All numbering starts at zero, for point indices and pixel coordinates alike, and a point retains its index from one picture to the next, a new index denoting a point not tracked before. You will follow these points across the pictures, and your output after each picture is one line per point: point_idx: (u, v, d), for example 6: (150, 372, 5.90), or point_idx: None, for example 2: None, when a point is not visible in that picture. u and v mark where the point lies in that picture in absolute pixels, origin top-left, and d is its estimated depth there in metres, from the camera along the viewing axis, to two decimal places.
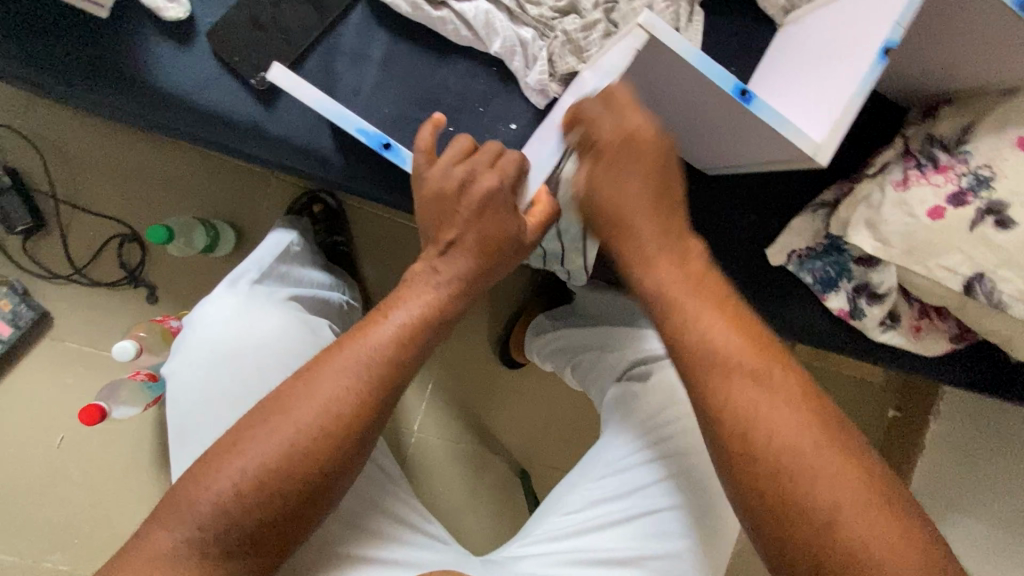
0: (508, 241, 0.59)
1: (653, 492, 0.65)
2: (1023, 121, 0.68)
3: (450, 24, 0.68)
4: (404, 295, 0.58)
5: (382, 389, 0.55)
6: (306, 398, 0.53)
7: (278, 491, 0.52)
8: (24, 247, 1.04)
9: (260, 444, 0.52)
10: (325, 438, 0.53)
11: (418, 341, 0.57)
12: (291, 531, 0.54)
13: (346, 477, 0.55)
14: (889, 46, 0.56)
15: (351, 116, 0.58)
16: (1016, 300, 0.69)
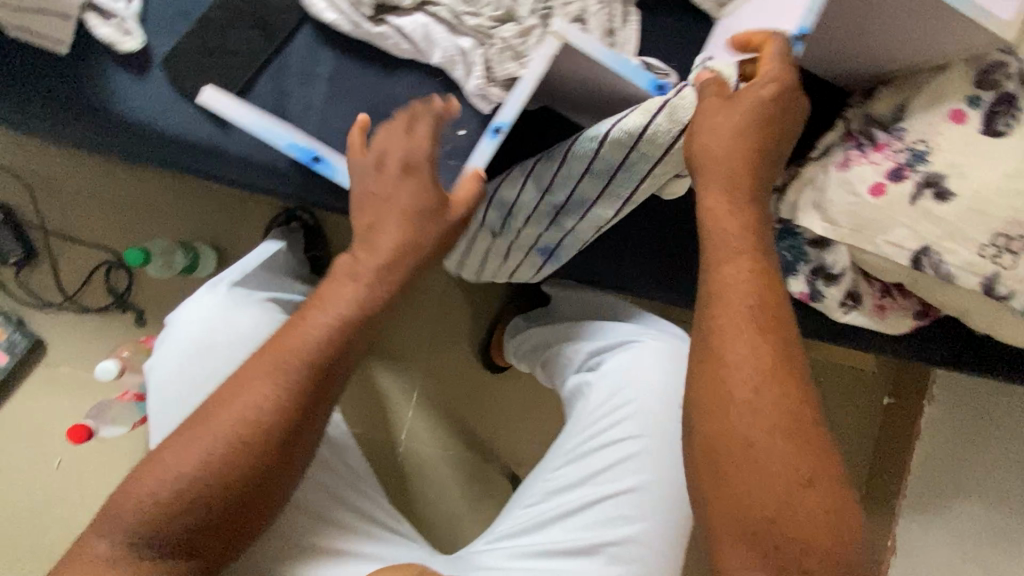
0: (425, 241, 0.61)
1: (610, 477, 0.66)
2: (952, 95, 0.69)
3: (391, 39, 0.71)
4: (321, 298, 0.61)
5: (300, 388, 0.58)
6: (229, 407, 0.57)
7: (203, 498, 0.55)
8: (18, 278, 1.09)
9: (189, 451, 0.56)
10: (244, 439, 0.56)
11: (336, 345, 0.59)
12: (227, 536, 0.57)
13: (278, 475, 0.58)
14: (802, 33, 0.58)
15: (282, 132, 0.62)
16: (962, 270, 0.70)
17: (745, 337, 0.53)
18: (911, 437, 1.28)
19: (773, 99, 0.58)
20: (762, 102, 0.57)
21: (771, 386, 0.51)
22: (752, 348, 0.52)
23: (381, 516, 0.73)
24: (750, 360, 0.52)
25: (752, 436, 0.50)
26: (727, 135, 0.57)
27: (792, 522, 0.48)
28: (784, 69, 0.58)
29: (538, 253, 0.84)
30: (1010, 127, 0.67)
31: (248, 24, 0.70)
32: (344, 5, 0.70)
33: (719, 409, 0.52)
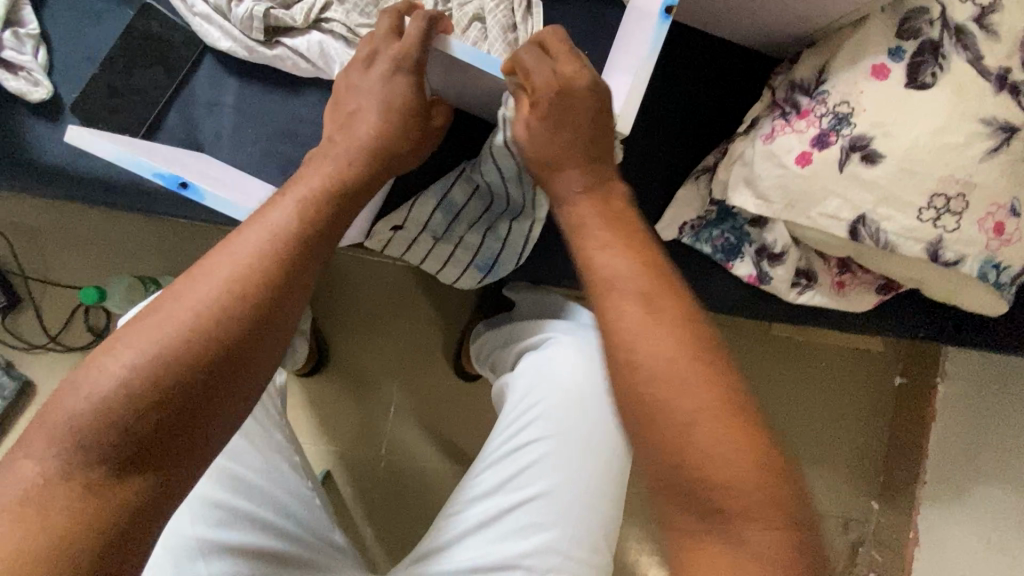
0: (362, 176, 0.57)
1: (523, 482, 0.67)
2: (871, 52, 0.65)
3: (289, 60, 0.72)
4: (258, 218, 0.51)
5: (248, 287, 0.47)
6: (144, 334, 0.45)
7: (114, 447, 0.42)
8: (4, 325, 1.07)
9: (90, 390, 0.43)
10: (179, 350, 0.44)
11: (282, 265, 0.49)
12: (138, 509, 0.42)
13: (222, 407, 0.46)
14: (670, 5, 0.58)
15: (147, 163, 0.60)
16: (901, 237, 0.65)
17: (637, 312, 0.49)
18: (925, 419, 1.16)
19: (545, 114, 0.57)
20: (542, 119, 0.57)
21: (669, 342, 0.48)
22: (643, 316, 0.49)
23: (315, 524, 0.68)
24: (645, 328, 0.48)
25: (667, 399, 0.47)
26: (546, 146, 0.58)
27: (714, 466, 0.45)
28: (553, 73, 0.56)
29: (477, 267, 0.80)
30: (935, 79, 0.63)
31: (151, 62, 0.73)
32: (238, 33, 0.71)
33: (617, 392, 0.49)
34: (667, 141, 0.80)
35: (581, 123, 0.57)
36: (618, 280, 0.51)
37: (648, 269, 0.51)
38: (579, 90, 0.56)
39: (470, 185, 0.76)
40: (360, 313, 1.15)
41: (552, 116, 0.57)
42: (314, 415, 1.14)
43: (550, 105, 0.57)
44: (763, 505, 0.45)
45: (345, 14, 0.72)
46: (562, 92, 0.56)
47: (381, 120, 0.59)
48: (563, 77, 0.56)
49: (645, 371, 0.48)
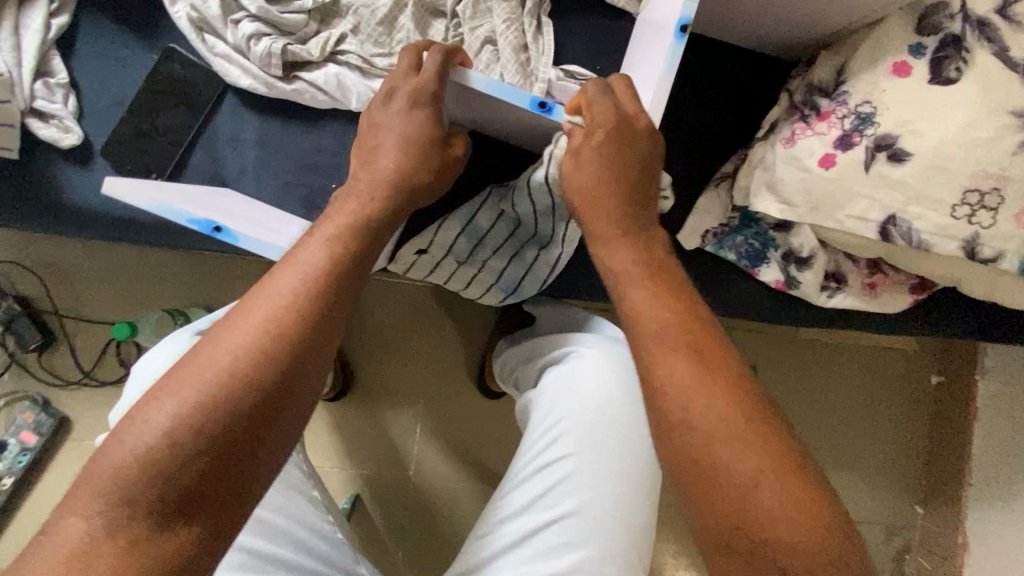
0: (386, 210, 0.57)
1: (557, 504, 0.66)
2: (890, 49, 0.64)
3: (307, 94, 0.73)
4: (293, 259, 0.52)
5: (286, 329, 0.48)
6: (185, 381, 0.45)
7: (158, 499, 0.42)
8: (40, 363, 1.09)
9: (135, 440, 0.43)
10: (222, 394, 0.45)
11: (316, 303, 0.49)
12: (185, 565, 0.42)
13: (265, 446, 0.46)
14: (685, 23, 0.57)
15: (181, 208, 0.60)
16: (934, 235, 0.63)
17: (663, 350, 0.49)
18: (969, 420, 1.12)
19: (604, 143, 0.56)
20: (597, 151, 0.57)
21: (699, 375, 0.47)
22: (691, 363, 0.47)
23: (342, 559, 0.67)
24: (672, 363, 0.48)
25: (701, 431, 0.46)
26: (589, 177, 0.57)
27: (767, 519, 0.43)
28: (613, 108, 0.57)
29: (500, 290, 0.81)
30: (960, 73, 0.61)
31: (175, 104, 0.75)
32: (257, 70, 0.73)
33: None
34: (685, 150, 0.79)
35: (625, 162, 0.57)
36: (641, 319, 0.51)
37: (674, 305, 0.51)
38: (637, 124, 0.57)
39: (495, 211, 0.76)
40: (382, 337, 1.16)
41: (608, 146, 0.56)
42: (339, 442, 1.14)
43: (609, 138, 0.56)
44: (810, 545, 0.43)
45: (359, 45, 0.74)
46: (624, 126, 0.57)
47: (399, 150, 0.59)
48: (625, 115, 0.57)
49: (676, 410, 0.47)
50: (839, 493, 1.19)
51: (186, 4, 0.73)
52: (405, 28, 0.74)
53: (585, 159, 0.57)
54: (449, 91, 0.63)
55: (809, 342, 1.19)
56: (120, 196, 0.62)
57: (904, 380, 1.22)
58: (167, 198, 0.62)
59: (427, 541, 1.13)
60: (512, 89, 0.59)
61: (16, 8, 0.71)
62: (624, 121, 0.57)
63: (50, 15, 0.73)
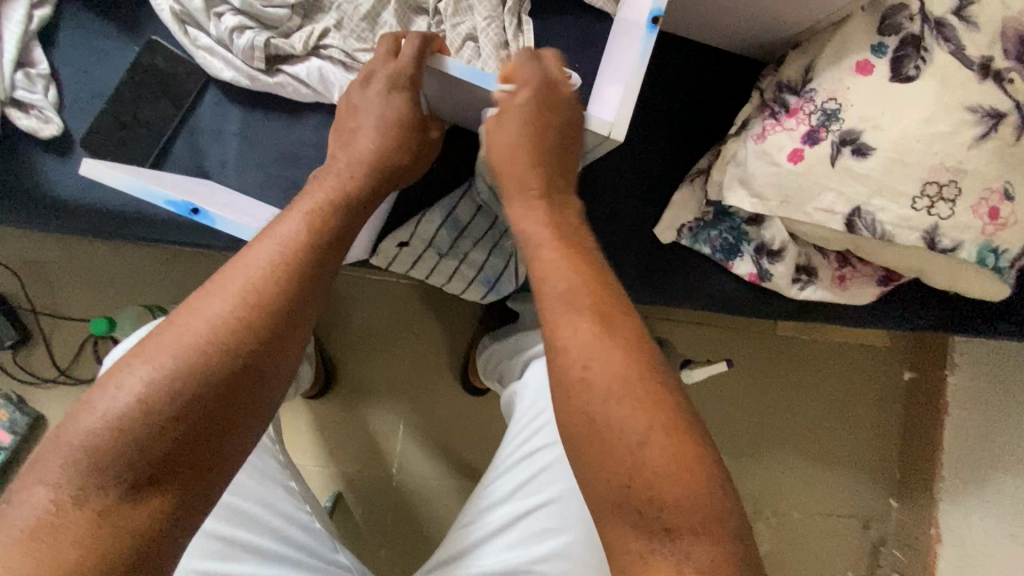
0: (366, 192, 0.59)
1: (537, 489, 0.66)
2: (854, 49, 0.66)
3: (290, 87, 0.74)
4: (270, 231, 0.53)
5: (262, 299, 0.48)
6: (159, 350, 0.45)
7: (129, 468, 0.42)
8: (15, 360, 1.08)
9: (107, 407, 0.43)
10: (196, 361, 0.45)
11: (293, 278, 0.50)
12: (154, 536, 0.42)
13: (238, 415, 0.46)
14: (656, 15, 0.59)
15: (159, 191, 0.61)
16: (897, 227, 0.66)
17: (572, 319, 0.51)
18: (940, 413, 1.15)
19: (530, 100, 0.59)
20: (520, 108, 0.59)
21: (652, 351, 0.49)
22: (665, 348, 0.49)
23: (321, 549, 0.67)
24: (615, 340, 0.49)
25: (613, 423, 0.47)
26: (509, 136, 0.60)
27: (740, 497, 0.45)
28: (540, 71, 0.61)
29: (482, 283, 0.83)
30: (920, 71, 0.64)
31: (157, 95, 0.75)
32: (240, 63, 0.73)
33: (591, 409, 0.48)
34: (661, 145, 0.82)
35: (544, 122, 0.59)
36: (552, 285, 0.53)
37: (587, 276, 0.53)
38: (561, 89, 0.61)
39: (474, 204, 0.78)
40: (367, 333, 1.16)
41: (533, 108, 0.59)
42: (320, 439, 1.13)
43: (536, 96, 0.60)
44: None
45: (342, 40, 0.75)
46: (547, 93, 0.60)
47: (382, 139, 0.61)
48: (548, 80, 0.61)
49: (617, 379, 0.48)
50: (817, 486, 1.21)
51: None
52: (387, 23, 0.75)
53: (508, 118, 0.60)
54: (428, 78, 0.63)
55: (787, 338, 1.22)
56: (99, 180, 0.62)
57: (877, 375, 1.25)
58: (146, 181, 0.63)
59: (409, 537, 1.12)
60: (479, 74, 0.58)
61: None
62: (545, 81, 0.60)
63: (32, 6, 0.73)
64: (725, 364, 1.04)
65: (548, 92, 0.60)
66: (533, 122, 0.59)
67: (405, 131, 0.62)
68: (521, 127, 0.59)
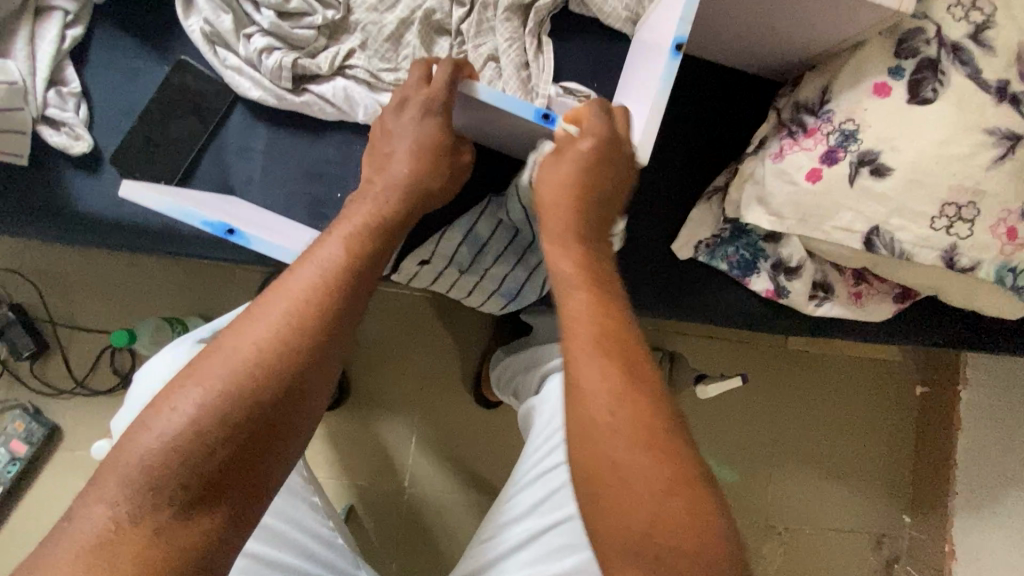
0: (399, 214, 0.60)
1: (557, 505, 0.66)
2: (871, 71, 0.68)
3: (315, 106, 0.76)
4: (311, 253, 0.54)
5: (307, 322, 0.49)
6: (209, 371, 0.46)
7: (182, 488, 0.43)
8: (33, 372, 1.08)
9: (162, 428, 0.44)
10: (245, 383, 0.46)
11: (336, 299, 0.51)
12: (206, 555, 0.43)
13: (284, 436, 0.47)
14: (680, 41, 0.59)
15: (195, 212, 0.63)
16: (915, 246, 0.67)
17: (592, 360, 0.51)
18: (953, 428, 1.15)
19: (592, 150, 0.60)
20: (582, 154, 0.60)
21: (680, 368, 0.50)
22: None
23: (342, 564, 0.67)
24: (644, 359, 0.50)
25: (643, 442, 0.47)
26: (561, 174, 0.61)
27: None
28: (609, 122, 0.61)
29: (502, 296, 0.84)
30: (937, 93, 0.65)
31: (185, 113, 0.76)
32: (267, 82, 0.75)
33: (619, 427, 0.48)
34: (678, 164, 0.83)
35: (600, 175, 0.61)
36: (579, 322, 0.54)
37: (605, 310, 0.54)
38: (621, 145, 0.61)
39: (494, 219, 0.78)
40: (381, 348, 1.16)
41: (590, 158, 0.60)
42: (334, 452, 1.14)
43: (598, 147, 0.60)
44: None
45: (367, 61, 0.76)
46: (607, 143, 0.61)
47: (410, 158, 0.62)
48: (614, 135, 0.61)
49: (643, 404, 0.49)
50: (830, 502, 1.21)
51: (200, 19, 0.76)
52: (411, 44, 0.77)
53: (566, 159, 0.61)
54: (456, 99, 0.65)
55: (799, 352, 1.22)
56: (138, 201, 0.64)
57: (890, 390, 1.25)
58: (182, 201, 0.64)
59: (422, 551, 1.12)
60: (515, 100, 0.61)
61: (32, 19, 0.73)
62: (609, 132, 0.61)
63: (66, 26, 0.75)
64: (739, 379, 1.05)
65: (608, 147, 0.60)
66: (587, 168, 0.60)
67: (431, 150, 0.63)
68: (572, 170, 0.60)
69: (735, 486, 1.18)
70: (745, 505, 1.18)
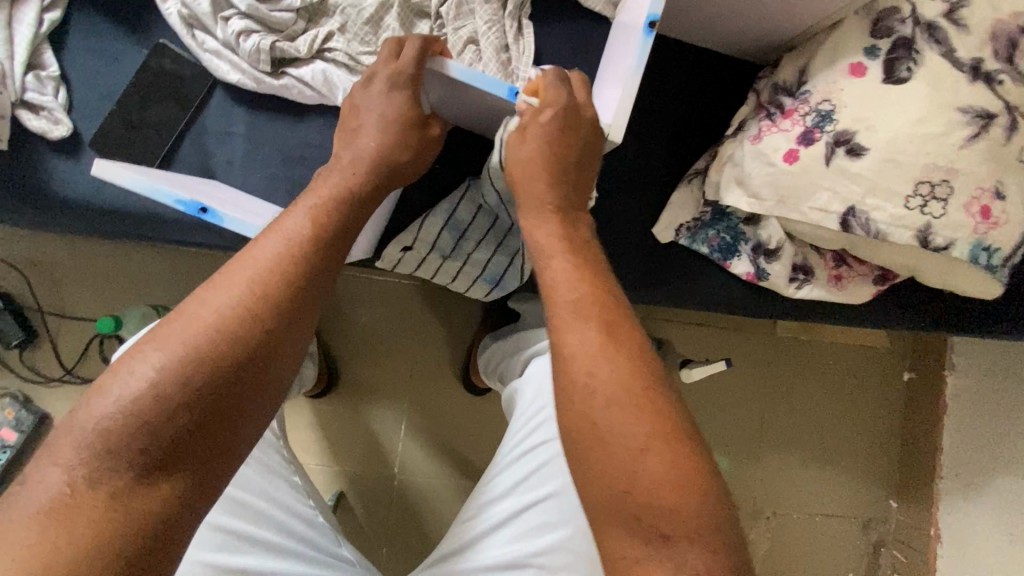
0: (367, 188, 0.60)
1: (536, 484, 0.67)
2: (847, 51, 0.68)
3: (295, 89, 0.76)
4: (275, 224, 0.54)
5: (269, 291, 0.50)
6: (169, 338, 0.47)
7: (140, 451, 0.43)
8: (21, 359, 1.09)
9: (119, 392, 0.44)
10: (205, 350, 0.46)
11: (300, 269, 0.52)
12: (167, 518, 0.43)
13: (245, 403, 0.48)
14: (653, 20, 0.60)
15: (168, 191, 0.63)
16: (890, 225, 0.67)
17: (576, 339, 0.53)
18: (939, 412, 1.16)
19: (552, 119, 0.61)
20: (544, 126, 0.61)
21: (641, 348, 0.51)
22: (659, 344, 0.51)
23: (323, 543, 0.68)
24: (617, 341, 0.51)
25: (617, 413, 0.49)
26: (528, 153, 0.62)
27: None
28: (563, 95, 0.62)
29: (484, 282, 0.84)
30: (911, 72, 0.65)
31: (164, 97, 0.76)
32: (246, 65, 0.75)
33: (595, 411, 0.49)
34: (660, 148, 0.83)
35: (563, 145, 0.62)
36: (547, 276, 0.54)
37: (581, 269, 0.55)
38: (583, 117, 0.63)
39: (474, 205, 0.79)
40: (368, 333, 1.17)
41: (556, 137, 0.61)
42: (323, 438, 1.14)
43: (559, 118, 0.61)
44: None
45: (346, 43, 0.76)
46: (572, 115, 0.62)
47: (385, 136, 0.62)
48: (573, 103, 0.62)
49: (621, 377, 0.50)
50: (817, 487, 1.22)
51: (177, 1, 0.75)
52: (390, 27, 0.77)
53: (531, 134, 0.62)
54: (427, 79, 0.64)
55: (785, 339, 1.23)
56: (112, 180, 0.64)
57: (878, 375, 1.25)
58: (156, 181, 0.64)
59: (411, 536, 1.13)
60: (488, 78, 0.61)
61: (10, 2, 0.73)
62: (568, 102, 0.62)
63: (43, 10, 0.75)
64: (723, 364, 1.06)
65: (572, 117, 0.62)
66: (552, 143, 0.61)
67: (409, 133, 0.63)
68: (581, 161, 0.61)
69: (724, 473, 1.19)
70: (733, 490, 1.19)
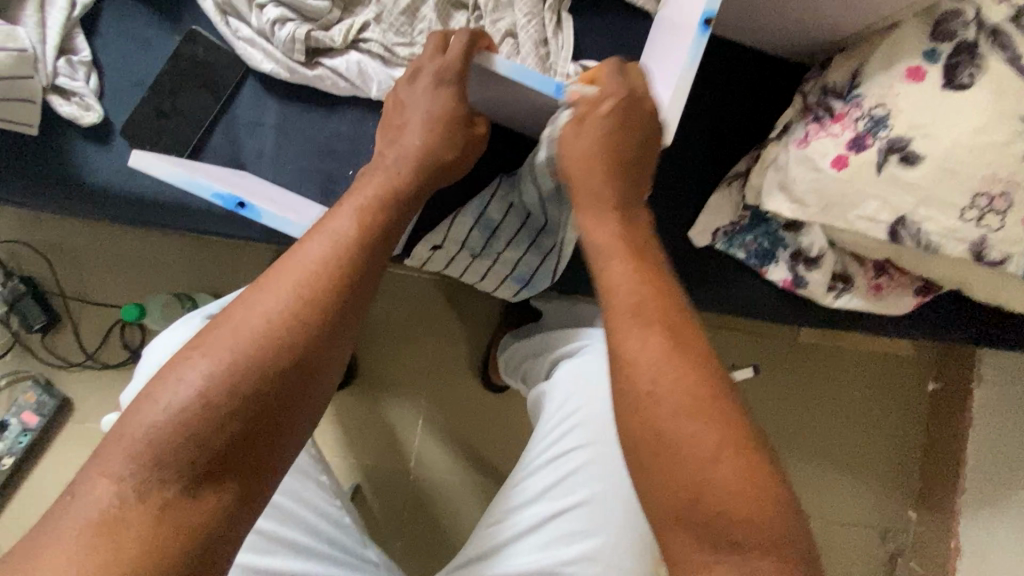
0: (408, 185, 0.59)
1: (563, 491, 0.66)
2: (905, 54, 0.65)
3: (329, 80, 0.74)
4: (321, 226, 0.53)
5: (316, 298, 0.49)
6: (217, 344, 0.46)
7: (189, 462, 0.43)
8: (43, 343, 1.09)
9: (169, 400, 0.43)
10: (253, 358, 0.45)
11: (346, 274, 0.50)
12: (215, 531, 0.43)
13: (291, 413, 0.47)
14: (709, 16, 0.57)
15: (205, 185, 0.62)
16: (942, 237, 0.64)
17: (619, 349, 0.51)
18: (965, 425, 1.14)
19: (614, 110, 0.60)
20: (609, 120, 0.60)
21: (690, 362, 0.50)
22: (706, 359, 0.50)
23: (348, 543, 0.67)
24: (665, 356, 0.50)
25: (664, 427, 0.47)
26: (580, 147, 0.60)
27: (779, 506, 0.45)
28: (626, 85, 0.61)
29: (514, 281, 0.82)
30: (973, 79, 0.63)
31: (196, 86, 0.75)
32: (280, 55, 0.73)
33: (636, 427, 0.48)
34: (699, 149, 0.80)
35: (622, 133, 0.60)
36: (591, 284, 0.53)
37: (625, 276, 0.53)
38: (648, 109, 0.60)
39: (505, 203, 0.77)
40: (387, 327, 1.16)
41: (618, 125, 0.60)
42: (341, 431, 1.14)
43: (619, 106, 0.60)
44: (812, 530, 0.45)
45: (382, 34, 0.74)
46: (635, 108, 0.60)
47: (424, 134, 0.61)
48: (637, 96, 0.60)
49: (667, 390, 0.49)
50: (835, 496, 1.20)
51: None
52: (427, 18, 0.74)
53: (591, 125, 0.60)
54: (473, 74, 0.63)
55: (809, 345, 1.21)
56: (148, 171, 0.63)
57: (903, 385, 1.23)
58: (192, 174, 0.63)
59: (425, 531, 1.13)
60: (536, 75, 0.60)
61: None
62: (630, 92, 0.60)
63: None
64: (750, 370, 1.04)
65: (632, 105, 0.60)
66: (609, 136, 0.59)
67: (449, 130, 0.62)
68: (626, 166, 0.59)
69: None
70: None
